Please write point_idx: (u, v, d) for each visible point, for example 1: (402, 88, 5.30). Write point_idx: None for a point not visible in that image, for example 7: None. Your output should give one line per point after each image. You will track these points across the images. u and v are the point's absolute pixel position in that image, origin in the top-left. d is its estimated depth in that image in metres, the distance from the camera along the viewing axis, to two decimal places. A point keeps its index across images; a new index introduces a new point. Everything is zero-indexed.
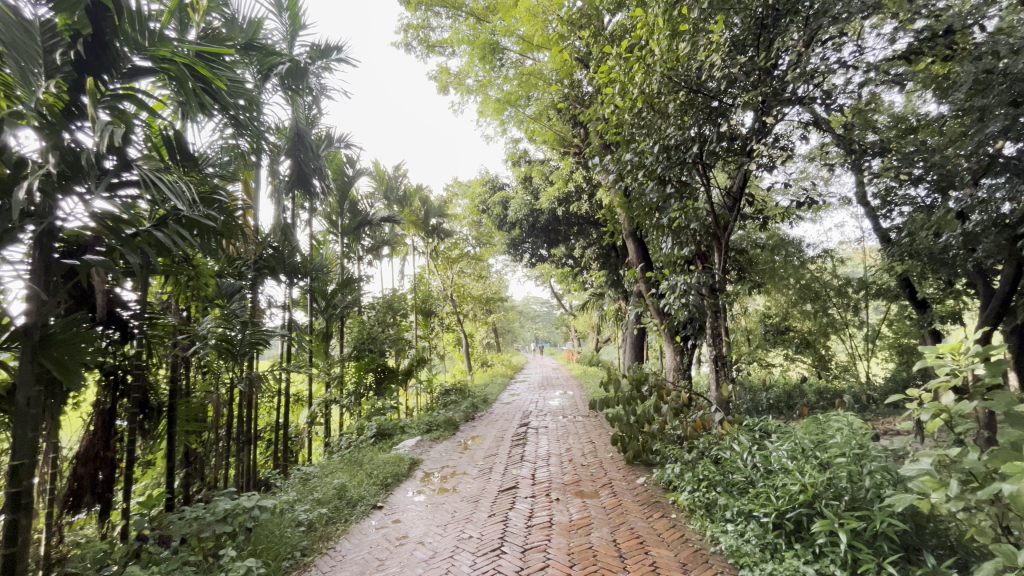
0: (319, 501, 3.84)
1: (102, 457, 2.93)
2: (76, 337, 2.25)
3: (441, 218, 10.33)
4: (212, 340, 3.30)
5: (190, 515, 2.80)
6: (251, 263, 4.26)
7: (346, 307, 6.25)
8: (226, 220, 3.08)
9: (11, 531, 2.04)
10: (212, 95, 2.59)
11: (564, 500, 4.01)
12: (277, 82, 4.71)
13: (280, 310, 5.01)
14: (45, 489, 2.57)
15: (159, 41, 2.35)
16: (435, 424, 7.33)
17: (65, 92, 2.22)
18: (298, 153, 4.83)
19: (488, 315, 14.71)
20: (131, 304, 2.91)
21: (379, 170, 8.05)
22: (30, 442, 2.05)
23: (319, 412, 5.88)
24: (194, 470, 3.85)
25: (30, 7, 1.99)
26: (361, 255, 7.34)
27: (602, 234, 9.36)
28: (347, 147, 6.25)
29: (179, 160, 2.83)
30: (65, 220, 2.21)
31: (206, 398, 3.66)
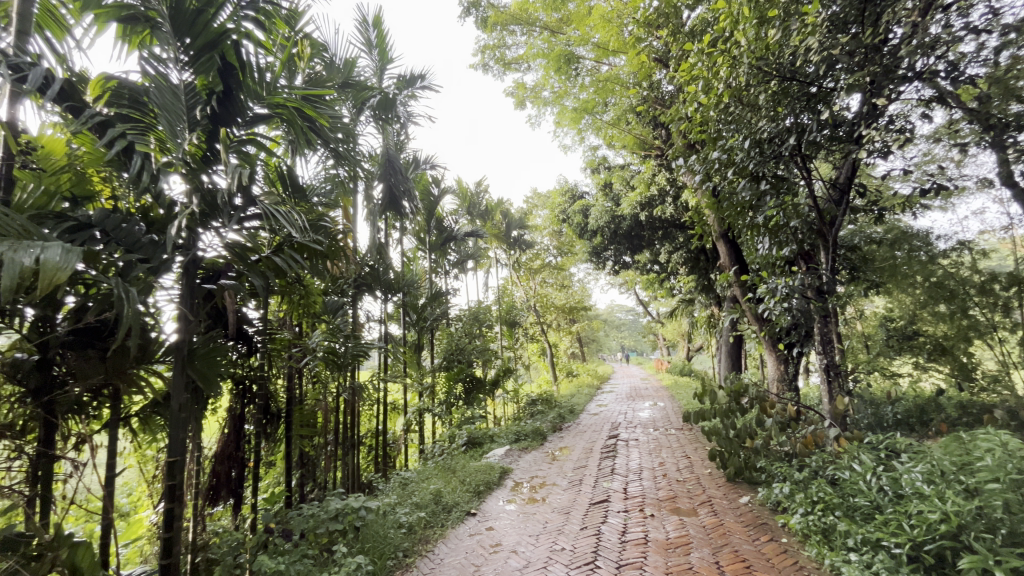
0: (418, 505, 4.02)
1: (234, 456, 3.36)
2: (213, 351, 2.63)
3: (522, 230, 10.50)
4: (321, 353, 3.60)
5: (307, 512, 3.07)
6: (351, 281, 4.62)
7: (436, 319, 6.57)
8: (331, 243, 3.40)
9: (169, 518, 2.37)
10: (317, 132, 2.88)
11: (659, 517, 3.83)
12: (370, 114, 5.13)
13: (378, 324, 5.39)
14: (192, 484, 2.97)
15: (273, 90, 2.68)
16: (523, 434, 7.40)
17: (203, 142, 2.57)
18: (389, 177, 5.19)
19: (572, 324, 14.63)
20: (255, 321, 3.30)
21: (463, 188, 8.40)
22: (182, 441, 2.39)
23: (414, 419, 6.21)
24: (308, 471, 4.23)
25: (176, 73, 2.38)
26: (448, 270, 7.69)
27: (689, 237, 8.95)
28: (432, 167, 6.59)
29: (291, 193, 3.17)
30: (204, 251, 2.57)
31: (317, 405, 4.02)
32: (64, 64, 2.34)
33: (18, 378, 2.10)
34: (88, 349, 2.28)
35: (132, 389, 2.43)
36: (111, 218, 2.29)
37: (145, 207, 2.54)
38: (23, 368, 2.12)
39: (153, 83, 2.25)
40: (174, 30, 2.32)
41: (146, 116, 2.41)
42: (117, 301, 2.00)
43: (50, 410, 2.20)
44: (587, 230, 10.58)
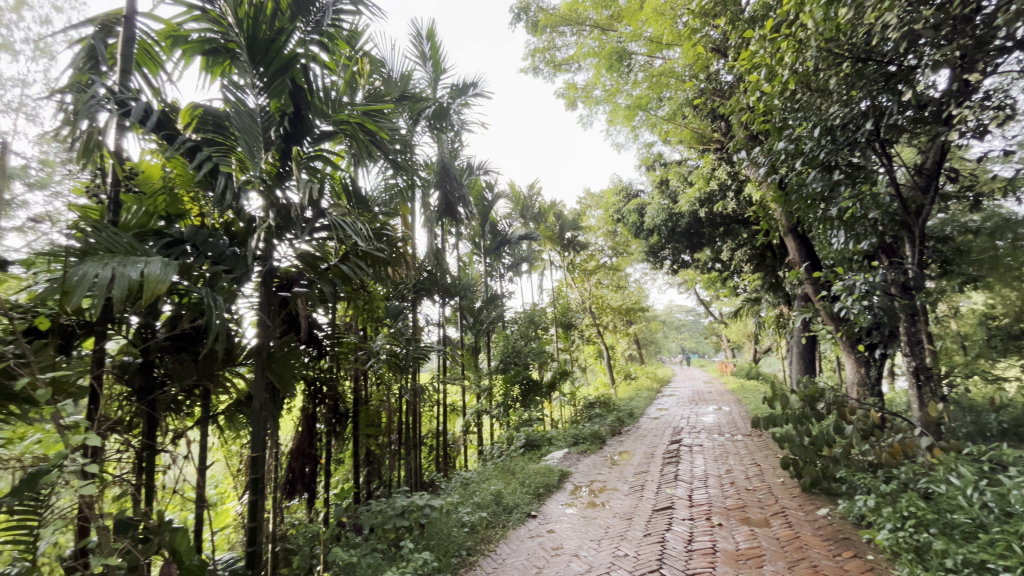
0: (479, 505, 4.09)
1: (308, 453, 3.56)
2: (287, 354, 2.83)
3: (575, 231, 10.41)
4: (384, 356, 3.77)
5: (376, 508, 3.21)
6: (411, 286, 4.79)
7: (492, 322, 6.66)
8: (393, 250, 3.54)
9: (253, 509, 2.55)
10: (377, 145, 3.03)
11: (728, 527, 3.66)
12: (425, 123, 5.30)
13: (437, 327, 5.54)
14: (271, 478, 3.19)
15: (338, 107, 2.84)
16: (581, 437, 7.32)
17: (277, 160, 2.78)
18: (445, 185, 5.33)
19: (629, 325, 14.29)
20: (324, 326, 3.50)
21: (516, 191, 8.46)
22: (263, 438, 2.58)
23: (472, 420, 6.33)
24: (374, 469, 4.43)
25: (253, 98, 2.58)
26: (503, 273, 7.78)
27: (754, 233, 8.50)
28: (486, 173, 6.69)
29: (355, 204, 3.35)
30: (279, 261, 2.76)
31: (381, 405, 4.19)
32: (158, 96, 2.61)
33: (126, 378, 2.36)
34: (182, 353, 2.52)
35: (219, 389, 2.66)
36: (200, 234, 2.53)
37: (228, 222, 2.75)
38: (129, 369, 2.37)
39: (233, 109, 2.46)
40: (251, 59, 2.53)
41: (227, 139, 2.64)
42: (207, 309, 2.21)
43: (152, 407, 2.45)
44: (643, 229, 10.31)
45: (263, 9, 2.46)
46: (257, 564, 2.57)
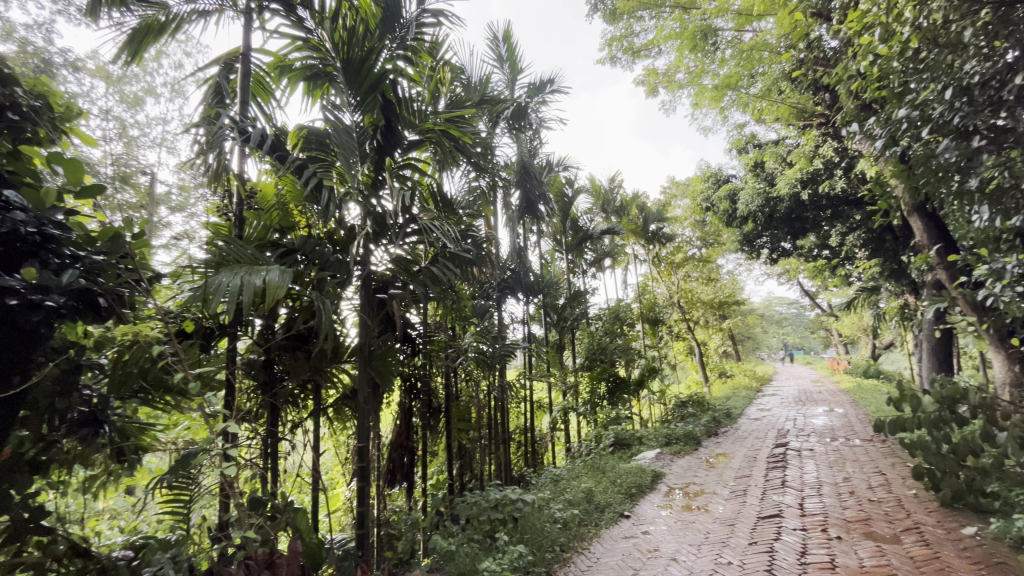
0: (571, 502, 4.08)
1: (406, 445, 3.69)
2: (386, 352, 3.02)
3: (660, 223, 9.97)
4: (473, 353, 3.91)
5: (471, 499, 3.32)
6: (496, 286, 4.88)
7: (576, 319, 6.61)
8: (478, 251, 3.65)
9: (361, 495, 2.75)
10: (461, 150, 3.15)
11: (849, 541, 3.31)
12: (505, 125, 5.38)
13: (522, 325, 5.61)
14: (375, 467, 3.42)
15: (424, 117, 2.99)
16: (674, 437, 7.02)
17: (372, 171, 2.98)
18: (525, 183, 5.36)
19: (722, 320, 13.43)
20: (417, 325, 3.69)
21: (597, 186, 8.30)
22: (367, 429, 2.77)
23: (559, 418, 6.33)
24: (467, 462, 4.59)
25: (349, 116, 2.78)
26: (586, 269, 7.69)
27: (869, 215, 7.58)
28: (565, 169, 6.64)
29: (442, 207, 3.49)
30: (376, 265, 2.96)
31: (471, 401, 4.34)
32: (270, 121, 2.91)
33: (253, 373, 2.66)
34: (297, 351, 2.79)
35: (329, 383, 2.92)
36: (309, 244, 2.79)
37: (331, 231, 2.97)
38: (255, 366, 2.68)
39: (333, 127, 2.68)
40: (347, 80, 2.73)
41: (329, 155, 2.89)
42: (318, 311, 2.44)
43: (275, 399, 2.75)
44: (735, 217, 9.63)
45: (356, 33, 2.66)
46: (367, 546, 2.77)
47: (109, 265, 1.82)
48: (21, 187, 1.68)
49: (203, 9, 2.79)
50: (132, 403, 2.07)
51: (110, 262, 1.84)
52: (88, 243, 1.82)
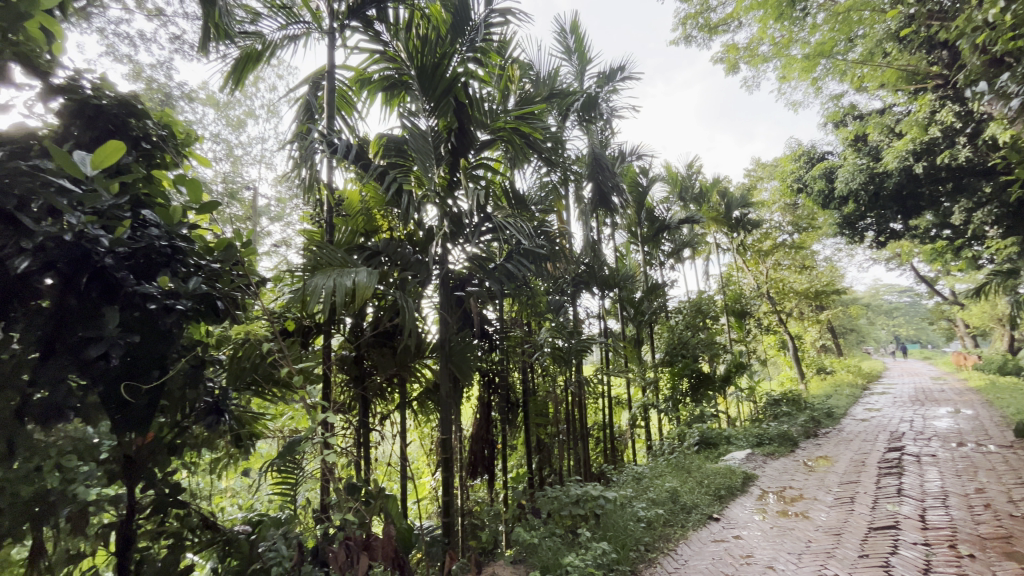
0: (654, 501, 3.96)
1: (486, 438, 3.76)
2: (465, 347, 3.11)
3: (745, 209, 9.34)
4: (549, 349, 3.90)
5: (552, 493, 3.33)
6: (570, 280, 4.83)
7: (655, 313, 6.38)
8: (552, 246, 3.66)
9: (446, 486, 2.86)
10: (532, 146, 3.16)
11: (985, 560, 2.89)
12: (575, 117, 5.31)
13: (597, 320, 5.53)
14: (457, 458, 3.53)
15: (495, 116, 3.04)
16: (767, 437, 6.57)
17: (448, 173, 3.06)
18: (597, 175, 5.22)
19: (820, 312, 12.30)
20: (494, 322, 3.76)
21: (673, 173, 7.93)
22: (450, 422, 2.88)
23: (639, 414, 6.18)
24: (546, 457, 4.60)
25: (424, 121, 2.88)
26: (664, 261, 7.39)
27: (1003, 186, 6.55)
28: (639, 158, 6.41)
29: (515, 204, 3.51)
30: (453, 264, 3.06)
31: (548, 396, 4.34)
32: (353, 132, 3.10)
33: (346, 368, 2.85)
34: (384, 347, 2.96)
35: (413, 377, 3.07)
36: (391, 246, 2.95)
37: (410, 232, 3.08)
38: (346, 361, 2.88)
39: (410, 133, 2.80)
40: (422, 86, 2.83)
41: (407, 160, 3.02)
42: (401, 309, 2.58)
43: (364, 392, 2.94)
44: (833, 198, 8.75)
45: (429, 40, 2.75)
46: (452, 534, 2.88)
47: (225, 272, 2.05)
48: (154, 206, 1.93)
49: (293, 34, 3.03)
50: (246, 394, 2.33)
51: (225, 269, 2.07)
52: (207, 252, 2.05)
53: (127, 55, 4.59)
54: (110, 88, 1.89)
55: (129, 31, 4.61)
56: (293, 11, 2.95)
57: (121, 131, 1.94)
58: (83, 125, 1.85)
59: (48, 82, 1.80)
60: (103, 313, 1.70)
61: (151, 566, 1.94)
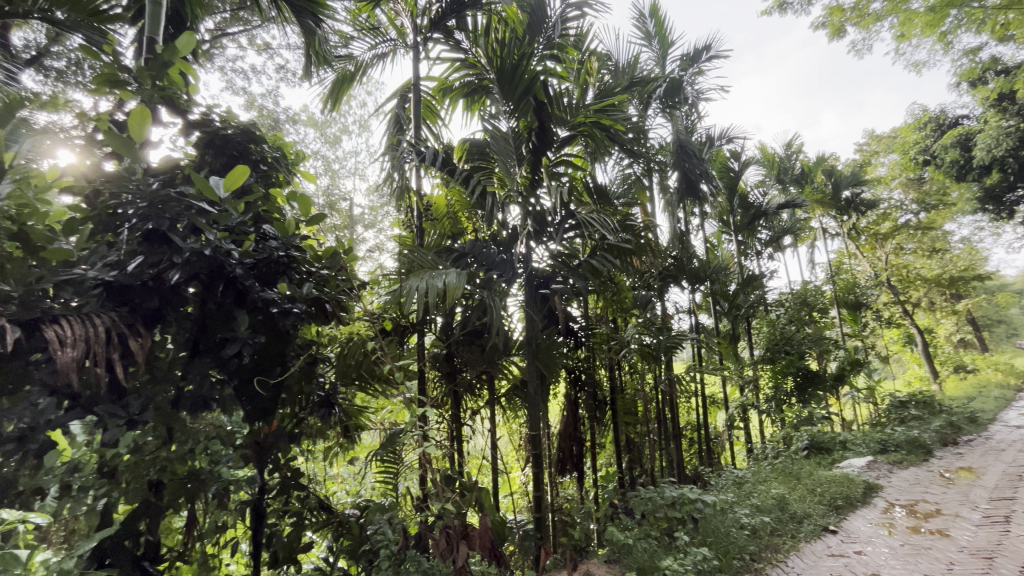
0: (759, 508, 3.70)
1: (574, 435, 3.73)
2: (551, 345, 3.12)
3: (857, 188, 8.36)
4: (637, 346, 3.78)
5: (644, 494, 3.20)
6: (657, 274, 4.63)
7: (752, 306, 5.94)
8: (638, 240, 3.54)
9: (537, 481, 2.89)
10: (613, 138, 3.10)
11: None
12: (657, 104, 5.09)
13: (687, 315, 5.26)
14: (546, 455, 3.53)
15: (575, 112, 3.00)
16: (892, 444, 5.84)
17: (529, 172, 3.06)
18: (683, 163, 4.95)
19: (958, 301, 10.67)
20: (578, 318, 3.74)
21: (769, 155, 7.30)
22: (538, 419, 2.90)
23: (738, 415, 5.80)
24: (636, 457, 4.46)
25: (505, 122, 2.90)
26: (761, 251, 6.84)
27: None
28: (730, 141, 6.00)
29: (597, 199, 3.47)
30: (537, 262, 3.07)
31: (637, 394, 4.20)
32: (439, 140, 3.25)
33: (438, 365, 2.99)
34: (473, 345, 3.09)
35: (501, 374, 3.14)
36: (477, 247, 3.02)
37: (495, 232, 3.16)
38: (438, 358, 3.01)
39: (492, 136, 2.86)
40: (502, 88, 2.85)
41: (490, 162, 3.10)
42: (489, 307, 2.67)
43: (456, 389, 3.06)
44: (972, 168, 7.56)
45: (507, 43, 2.78)
46: (544, 530, 2.89)
47: (332, 277, 2.25)
48: (272, 221, 2.16)
49: (381, 52, 3.24)
50: (352, 389, 2.52)
51: (332, 275, 2.26)
52: (317, 260, 2.25)
53: (243, 88, 5.20)
54: (233, 119, 2.14)
55: (244, 67, 5.22)
56: (381, 30, 3.16)
57: (244, 156, 2.20)
58: (214, 153, 2.13)
59: (187, 119, 2.10)
60: (235, 317, 1.96)
61: (279, 540, 2.18)
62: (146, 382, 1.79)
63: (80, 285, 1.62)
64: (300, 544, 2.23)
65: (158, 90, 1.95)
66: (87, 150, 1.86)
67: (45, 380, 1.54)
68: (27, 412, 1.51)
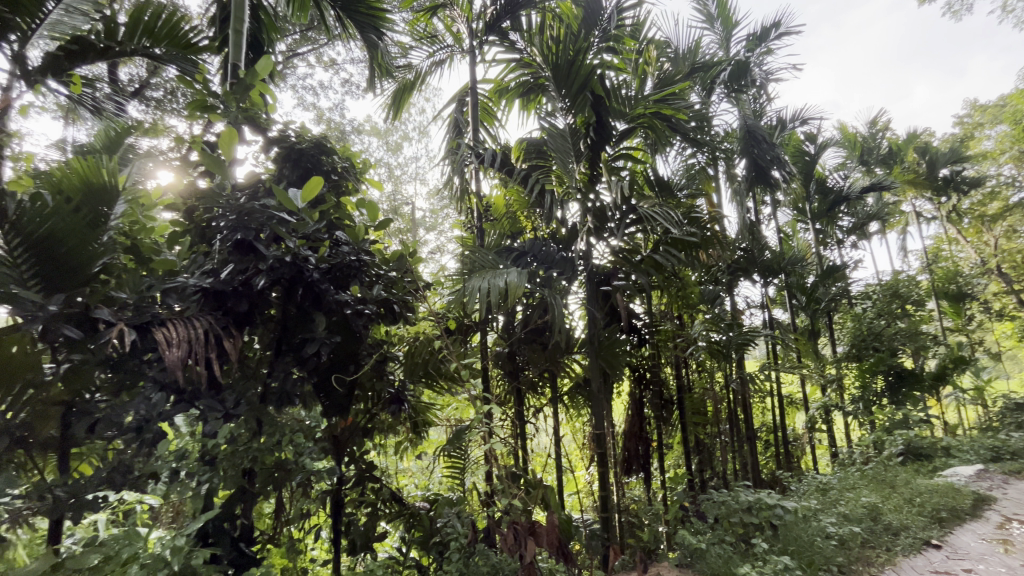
0: (848, 517, 3.42)
1: (641, 435, 3.64)
2: (614, 343, 3.06)
3: (958, 165, 7.49)
4: (705, 343, 3.62)
5: (717, 498, 3.12)
6: (726, 268, 4.40)
7: (833, 300, 5.50)
8: (705, 233, 3.38)
9: (603, 482, 2.84)
10: (675, 128, 2.99)
11: None
12: (721, 89, 4.83)
13: (760, 310, 4.97)
14: (612, 455, 3.47)
15: (635, 103, 2.92)
16: (1007, 451, 5.19)
17: (588, 168, 3.01)
18: (752, 149, 4.68)
19: None
20: (641, 315, 3.63)
21: (850, 134, 6.72)
22: (603, 418, 2.84)
23: (819, 417, 5.40)
24: (707, 459, 4.27)
25: (562, 119, 2.87)
26: (843, 239, 6.32)
27: None
28: (804, 123, 5.59)
29: (659, 192, 3.37)
30: (599, 259, 3.02)
31: (706, 394, 4.01)
32: (496, 141, 3.29)
33: (501, 363, 3.03)
34: (535, 343, 3.11)
35: (563, 373, 3.13)
36: (537, 245, 3.05)
37: (554, 230, 3.16)
38: (500, 357, 3.05)
39: (549, 134, 2.84)
40: (559, 85, 2.83)
41: (547, 161, 3.08)
42: (550, 306, 2.67)
43: (518, 387, 3.08)
44: None
45: (562, 40, 2.77)
46: (612, 530, 2.83)
47: (400, 279, 2.34)
48: (343, 228, 2.29)
49: (439, 59, 3.32)
50: (419, 387, 2.59)
51: (399, 277, 2.36)
52: (385, 263, 2.36)
53: (313, 103, 5.54)
54: (307, 133, 2.29)
55: (313, 83, 5.57)
56: (438, 38, 3.25)
57: (317, 168, 2.34)
58: (291, 167, 2.29)
59: (267, 136, 2.27)
60: (313, 319, 2.11)
61: (357, 529, 2.31)
62: (238, 378, 2.02)
63: (182, 291, 1.84)
64: (376, 533, 2.34)
65: (242, 111, 2.13)
66: (183, 170, 2.10)
67: (157, 377, 1.76)
68: (143, 405, 1.74)
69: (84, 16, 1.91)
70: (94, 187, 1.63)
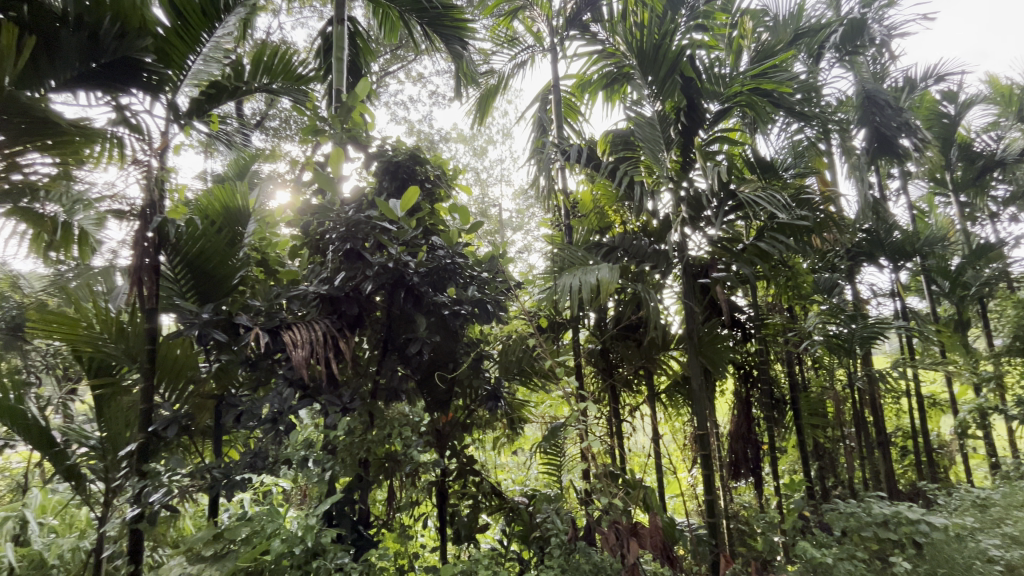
0: (1016, 540, 2.94)
1: (748, 437, 3.39)
2: (716, 338, 2.88)
3: None
4: (821, 337, 3.28)
5: (845, 509, 2.76)
6: (844, 252, 3.95)
7: (986, 284, 4.67)
8: (818, 216, 3.03)
9: (708, 486, 2.68)
10: (778, 103, 2.75)
11: None
12: (832, 54, 4.31)
13: (889, 299, 4.38)
14: (716, 457, 3.27)
15: (730, 81, 2.72)
16: None
17: (680, 156, 2.86)
18: (873, 117, 4.13)
19: None
20: (746, 309, 3.33)
21: (1005, 87, 5.67)
22: (706, 417, 2.67)
23: (972, 420, 4.64)
24: (829, 466, 3.86)
25: (650, 107, 2.76)
26: (998, 212, 5.36)
27: None
28: (940, 81, 4.82)
29: (761, 174, 3.12)
30: (696, 250, 2.85)
31: (825, 393, 3.62)
32: (581, 136, 3.25)
33: (594, 360, 3.00)
34: (629, 340, 3.03)
35: (661, 370, 3.00)
36: (627, 239, 2.93)
37: (645, 223, 3.06)
38: (593, 355, 3.01)
39: (636, 124, 2.74)
40: (645, 71, 2.71)
41: (635, 152, 2.98)
42: (644, 301, 2.58)
43: (613, 385, 3.02)
44: None
45: (647, 25, 2.65)
46: (720, 537, 2.66)
47: (492, 278, 2.41)
48: (439, 233, 2.40)
49: (521, 60, 3.37)
50: (514, 384, 2.64)
51: (491, 277, 2.43)
52: (478, 265, 2.44)
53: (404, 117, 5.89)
54: (402, 146, 2.43)
55: (404, 98, 5.92)
56: (519, 40, 3.30)
57: (412, 178, 2.48)
58: (390, 179, 2.45)
59: (368, 153, 2.45)
60: (415, 320, 2.24)
61: (460, 519, 2.42)
62: (352, 376, 2.20)
63: (304, 298, 2.05)
64: (478, 524, 2.44)
65: (346, 132, 2.34)
66: (298, 190, 2.28)
67: (285, 374, 1.96)
68: (276, 400, 1.92)
69: (218, 63, 2.07)
70: (231, 212, 2.02)
